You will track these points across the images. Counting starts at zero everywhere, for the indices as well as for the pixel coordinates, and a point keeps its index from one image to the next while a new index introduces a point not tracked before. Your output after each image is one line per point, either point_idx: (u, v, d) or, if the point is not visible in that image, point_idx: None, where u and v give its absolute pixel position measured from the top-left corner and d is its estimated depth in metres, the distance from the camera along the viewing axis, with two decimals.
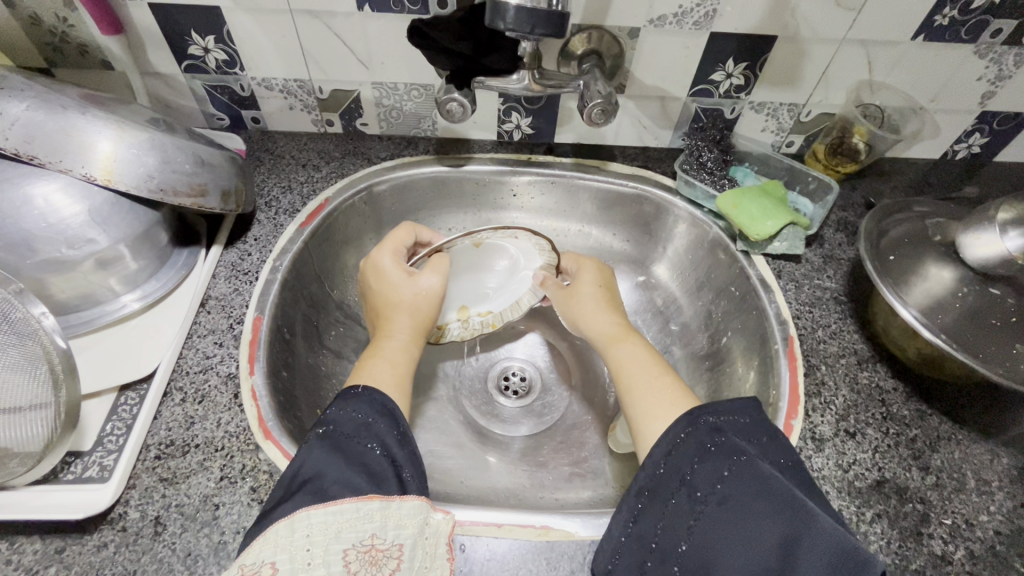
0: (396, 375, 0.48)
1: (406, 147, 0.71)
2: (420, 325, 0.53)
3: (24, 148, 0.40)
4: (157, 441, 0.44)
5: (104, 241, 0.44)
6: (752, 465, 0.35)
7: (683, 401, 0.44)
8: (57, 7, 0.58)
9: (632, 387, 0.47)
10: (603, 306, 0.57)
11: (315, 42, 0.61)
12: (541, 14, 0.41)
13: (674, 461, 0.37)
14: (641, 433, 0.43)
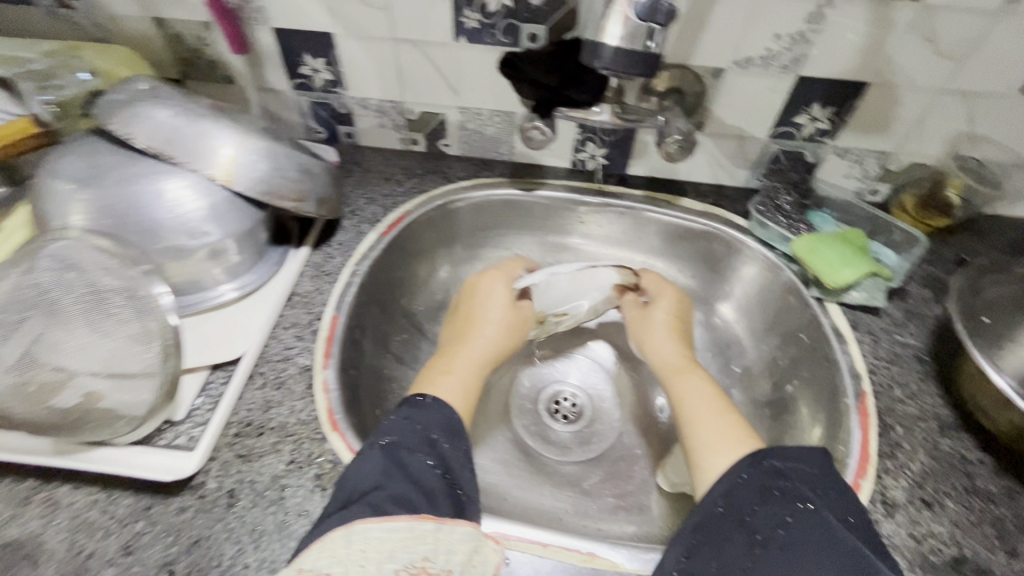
0: (462, 389, 0.50)
1: (484, 169, 0.74)
2: (499, 341, 0.55)
3: (164, 149, 0.46)
4: (239, 419, 0.48)
5: (217, 234, 0.49)
6: (818, 515, 0.34)
7: (746, 442, 0.43)
8: (197, 29, 0.66)
9: (692, 423, 0.46)
10: (672, 332, 0.57)
11: (412, 68, 0.66)
12: (637, 55, 0.43)
13: (734, 501, 0.37)
14: (701, 472, 0.43)
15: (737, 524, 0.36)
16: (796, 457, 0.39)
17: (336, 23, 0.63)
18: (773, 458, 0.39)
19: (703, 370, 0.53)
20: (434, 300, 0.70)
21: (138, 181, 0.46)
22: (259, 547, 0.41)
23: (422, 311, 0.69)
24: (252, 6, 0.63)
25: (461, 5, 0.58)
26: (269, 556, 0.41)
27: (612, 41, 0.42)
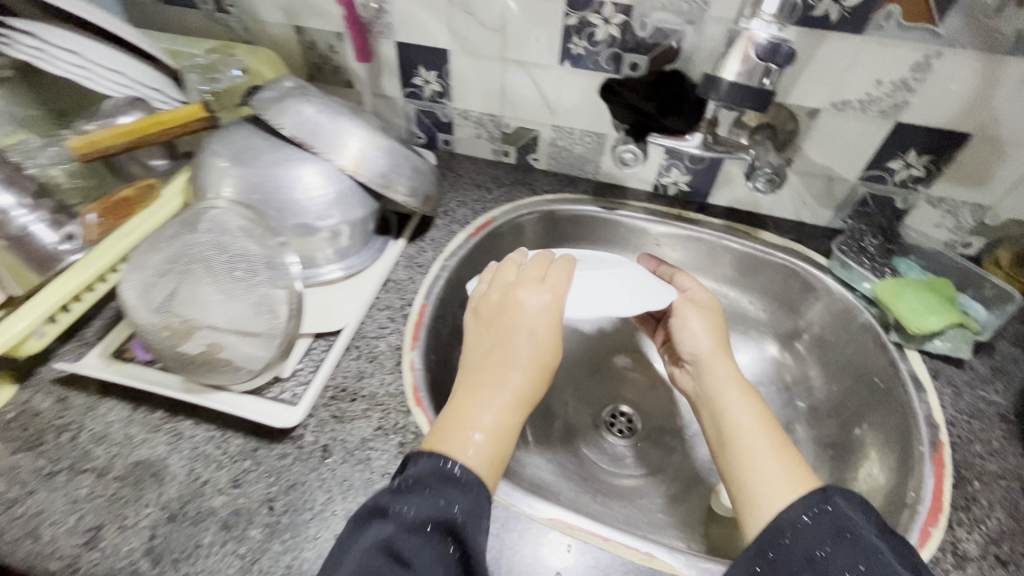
0: (491, 446, 0.42)
1: (568, 185, 0.78)
2: (533, 378, 0.46)
3: (307, 139, 0.53)
4: (335, 384, 0.54)
5: (338, 218, 0.56)
6: (890, 564, 0.34)
7: (804, 478, 0.42)
8: (331, 39, 0.75)
9: (746, 451, 0.45)
10: (720, 336, 0.56)
11: (516, 86, 0.71)
12: (752, 91, 0.46)
13: (801, 534, 0.37)
14: (754, 506, 0.42)
15: (807, 555, 0.36)
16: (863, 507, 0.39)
17: (453, 41, 0.69)
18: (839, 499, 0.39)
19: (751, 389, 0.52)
20: None
21: (283, 165, 0.53)
22: (346, 498, 0.46)
23: None
24: (382, 21, 0.70)
25: (570, 32, 0.63)
26: (354, 508, 0.45)
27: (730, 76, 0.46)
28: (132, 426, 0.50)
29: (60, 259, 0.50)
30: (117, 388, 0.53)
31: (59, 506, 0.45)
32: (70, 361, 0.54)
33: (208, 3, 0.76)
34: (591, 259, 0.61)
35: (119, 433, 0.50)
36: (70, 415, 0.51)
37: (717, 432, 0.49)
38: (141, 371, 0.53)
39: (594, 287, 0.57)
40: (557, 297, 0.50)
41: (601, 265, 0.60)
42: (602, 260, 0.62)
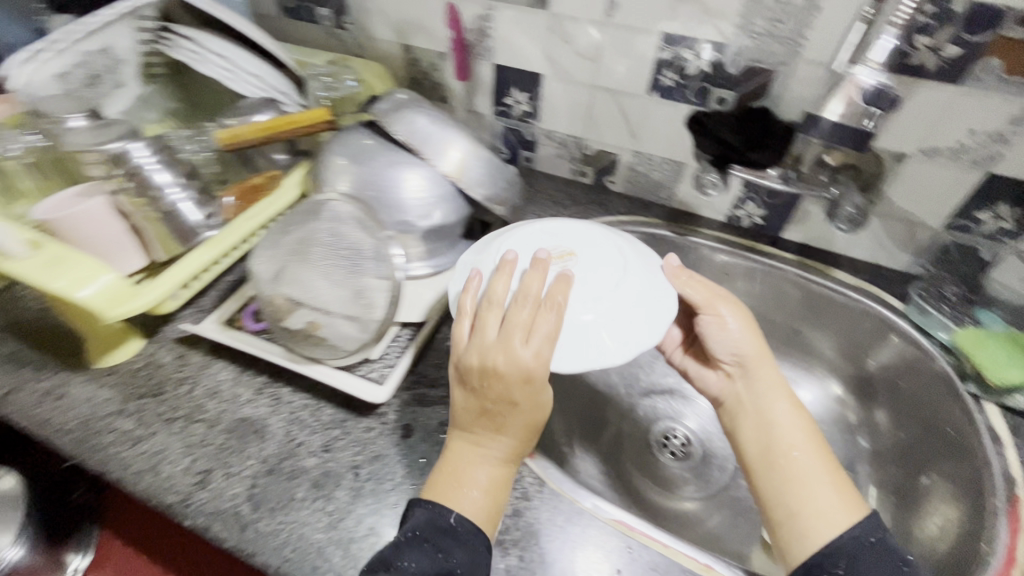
0: (489, 497, 0.44)
1: (642, 209, 0.82)
2: (525, 431, 0.45)
3: (418, 146, 0.59)
4: (418, 371, 0.58)
5: (436, 219, 0.61)
6: None
7: (854, 504, 0.42)
8: (434, 57, 0.81)
9: (796, 470, 0.44)
10: (751, 328, 0.52)
11: (602, 111, 0.75)
12: (851, 131, 0.58)
13: (854, 558, 0.39)
14: (798, 531, 0.42)
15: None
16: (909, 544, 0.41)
17: (548, 66, 0.74)
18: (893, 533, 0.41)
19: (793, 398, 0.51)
20: None
21: (396, 167, 0.59)
22: (424, 474, 0.50)
23: None
24: (484, 45, 0.76)
25: (662, 66, 0.67)
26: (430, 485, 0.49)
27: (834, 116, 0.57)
28: (239, 386, 0.56)
29: (197, 233, 0.57)
30: (228, 351, 0.60)
31: (176, 448, 0.51)
32: (191, 324, 0.61)
33: (330, 19, 0.84)
34: (585, 268, 0.51)
35: (228, 391, 0.56)
36: (187, 371, 0.58)
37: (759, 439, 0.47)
38: (250, 338, 0.59)
39: (597, 311, 0.49)
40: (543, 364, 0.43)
41: (599, 283, 0.50)
42: (599, 265, 0.52)
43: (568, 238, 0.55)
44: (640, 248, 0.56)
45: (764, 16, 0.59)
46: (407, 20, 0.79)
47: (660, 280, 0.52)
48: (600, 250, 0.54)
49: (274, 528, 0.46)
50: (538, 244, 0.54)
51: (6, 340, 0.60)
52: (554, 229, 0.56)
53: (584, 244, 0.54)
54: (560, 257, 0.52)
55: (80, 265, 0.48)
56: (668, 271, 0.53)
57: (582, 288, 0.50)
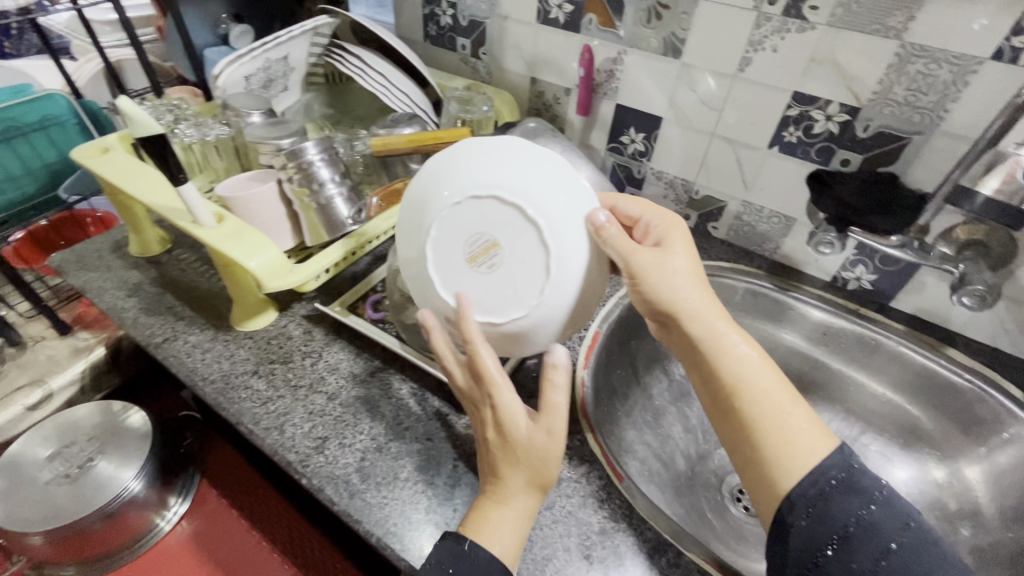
0: (508, 542, 0.42)
1: (743, 258, 0.82)
2: (519, 472, 0.44)
3: None
4: (517, 381, 0.62)
5: None
6: (919, 530, 0.38)
7: (823, 441, 0.41)
8: (559, 92, 0.87)
9: (757, 414, 0.42)
10: (683, 261, 0.48)
11: (717, 159, 0.78)
12: (1009, 209, 0.54)
13: (819, 511, 0.39)
14: (768, 482, 0.41)
15: (829, 532, 0.38)
16: (874, 482, 0.40)
17: (669, 111, 0.78)
18: (856, 471, 0.40)
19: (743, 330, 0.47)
20: (654, 355, 0.80)
21: None
22: None
23: (643, 359, 0.79)
24: (610, 85, 0.81)
25: (788, 122, 0.69)
26: None
27: (987, 192, 0.54)
28: (356, 367, 0.62)
29: (344, 225, 0.64)
30: (348, 333, 0.65)
31: (299, 413, 0.56)
32: (320, 304, 0.67)
33: (467, 49, 0.93)
34: (511, 261, 0.46)
35: (347, 369, 0.61)
36: (312, 345, 0.64)
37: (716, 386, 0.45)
38: (370, 325, 0.64)
39: (557, 297, 0.46)
40: (493, 397, 0.45)
41: (532, 272, 0.46)
42: (526, 252, 0.45)
43: (479, 217, 0.46)
44: (565, 200, 0.46)
45: (905, 85, 0.59)
46: (539, 55, 0.85)
47: (581, 248, 0.47)
48: (521, 226, 0.45)
49: (379, 501, 0.50)
50: (452, 235, 0.46)
51: (165, 296, 0.69)
52: (456, 212, 0.46)
53: (503, 218, 0.46)
54: (482, 253, 0.46)
55: (251, 240, 0.55)
56: (592, 236, 0.47)
57: (532, 281, 0.46)
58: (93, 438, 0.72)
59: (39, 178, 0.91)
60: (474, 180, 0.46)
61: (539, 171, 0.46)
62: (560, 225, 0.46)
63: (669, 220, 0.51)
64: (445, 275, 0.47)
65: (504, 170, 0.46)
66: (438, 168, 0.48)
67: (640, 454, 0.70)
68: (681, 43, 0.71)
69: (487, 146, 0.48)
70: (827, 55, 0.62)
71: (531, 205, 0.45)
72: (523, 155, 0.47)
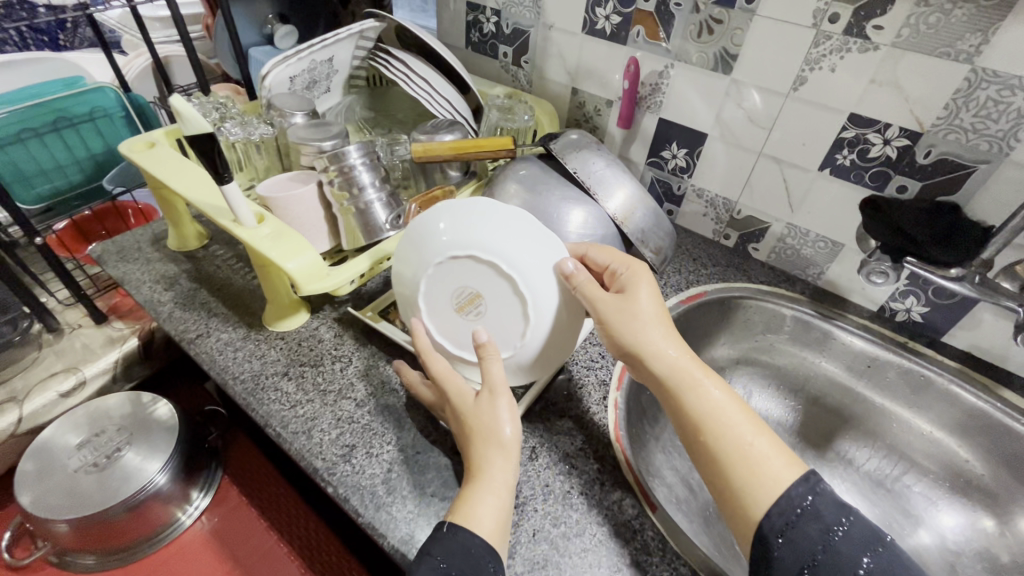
0: (493, 522, 0.44)
1: (784, 282, 0.80)
2: (482, 452, 0.47)
3: (592, 185, 0.62)
4: (547, 399, 0.60)
5: None
6: (890, 554, 0.39)
7: (790, 468, 0.43)
8: (600, 103, 0.86)
9: (724, 449, 0.44)
10: (650, 304, 0.51)
11: (763, 179, 0.75)
12: None
13: (790, 542, 0.40)
14: (741, 518, 0.42)
15: (797, 562, 0.39)
16: (837, 507, 0.41)
17: (715, 127, 0.75)
18: (817, 496, 0.41)
19: (712, 368, 0.49)
20: None
21: (569, 203, 0.62)
22: (547, 500, 0.51)
23: None
24: (654, 98, 0.79)
25: (842, 145, 0.66)
26: (551, 512, 0.50)
27: None
28: (386, 374, 0.61)
29: (380, 231, 0.63)
30: (379, 340, 0.65)
31: (327, 419, 0.56)
32: (353, 308, 0.67)
33: (509, 57, 0.92)
34: (493, 308, 0.51)
35: (376, 376, 0.60)
36: (342, 350, 0.63)
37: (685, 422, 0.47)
38: (402, 332, 0.63)
39: (537, 335, 0.52)
40: (448, 399, 0.51)
41: (511, 318, 0.51)
42: (506, 301, 0.51)
43: (460, 273, 0.51)
44: (534, 251, 0.51)
45: (974, 111, 0.56)
46: (582, 66, 0.84)
47: (552, 292, 0.52)
48: (498, 280, 0.50)
49: (405, 515, 0.49)
50: (440, 291, 0.52)
51: (201, 291, 0.69)
52: (440, 270, 0.52)
53: (481, 273, 0.51)
54: (468, 303, 0.52)
55: (289, 242, 0.55)
56: (562, 281, 0.51)
57: (512, 325, 0.52)
58: (121, 428, 0.72)
59: (85, 168, 0.93)
60: (450, 242, 0.51)
61: (508, 228, 0.51)
62: (533, 276, 0.50)
63: (631, 260, 0.53)
64: (438, 322, 0.54)
65: (476, 229, 0.51)
66: (417, 231, 0.53)
67: (668, 480, 0.67)
68: (733, 59, 0.69)
69: (458, 206, 0.53)
70: (890, 76, 0.60)
71: (503, 260, 0.50)
72: (491, 214, 0.52)
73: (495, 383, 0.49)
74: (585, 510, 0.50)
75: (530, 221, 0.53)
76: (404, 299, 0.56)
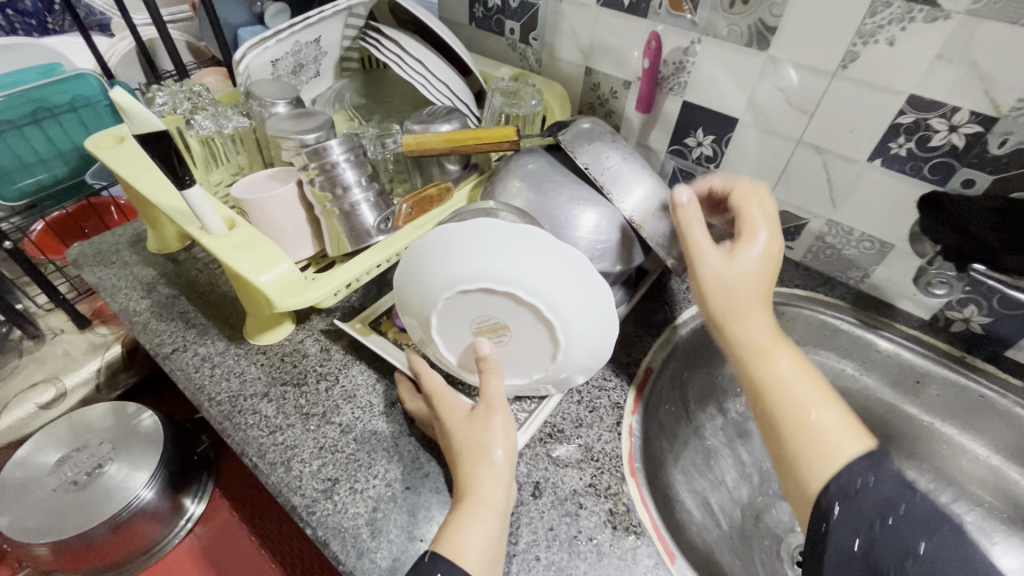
0: (485, 548, 0.37)
1: (822, 285, 0.72)
2: (476, 474, 0.41)
3: (606, 183, 0.54)
4: (553, 424, 0.54)
5: (616, 265, 0.56)
6: (953, 536, 0.33)
7: (856, 442, 0.38)
8: (617, 84, 0.77)
9: (786, 424, 0.40)
10: (756, 257, 0.45)
11: (802, 170, 0.66)
12: None
13: (842, 515, 0.35)
14: (797, 491, 0.39)
15: (847, 538, 0.34)
16: (905, 485, 0.35)
17: (748, 111, 0.67)
18: (881, 475, 0.36)
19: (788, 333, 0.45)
20: (709, 386, 0.71)
21: (580, 205, 0.54)
22: (549, 547, 0.45)
23: (696, 391, 0.70)
24: (678, 79, 0.70)
25: (898, 131, 0.57)
26: (555, 562, 0.44)
27: None
28: (376, 396, 0.55)
29: (369, 236, 0.56)
30: (369, 355, 0.59)
31: (308, 448, 0.50)
32: (341, 320, 0.61)
33: (516, 33, 0.83)
34: (518, 338, 0.46)
35: (364, 397, 0.55)
36: (329, 366, 0.57)
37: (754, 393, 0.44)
38: (391, 346, 0.56)
39: (555, 374, 0.48)
40: (440, 416, 0.45)
41: (532, 353, 0.47)
42: (536, 335, 0.45)
43: (495, 304, 0.44)
44: (578, 289, 0.43)
45: None
46: (597, 42, 0.75)
47: (589, 341, 0.46)
48: (534, 319, 0.44)
49: (390, 563, 0.44)
50: (459, 314, 0.45)
51: (181, 299, 0.64)
52: (475, 294, 0.43)
53: (515, 309, 0.44)
54: (490, 330, 0.46)
55: (261, 251, 0.49)
56: (600, 323, 0.46)
57: (533, 358, 0.47)
58: (105, 441, 0.69)
59: (70, 161, 0.88)
60: (483, 269, 0.42)
61: (567, 278, 0.43)
62: (575, 323, 0.44)
63: (748, 200, 0.48)
64: (453, 342, 0.48)
65: (532, 267, 0.42)
66: (458, 243, 0.44)
67: (687, 505, 0.60)
68: (771, 32, 0.60)
69: (520, 233, 0.43)
70: (962, 51, 0.50)
71: (550, 307, 0.43)
72: (537, 240, 0.43)
73: (490, 398, 0.43)
74: (594, 560, 0.44)
75: (591, 272, 0.45)
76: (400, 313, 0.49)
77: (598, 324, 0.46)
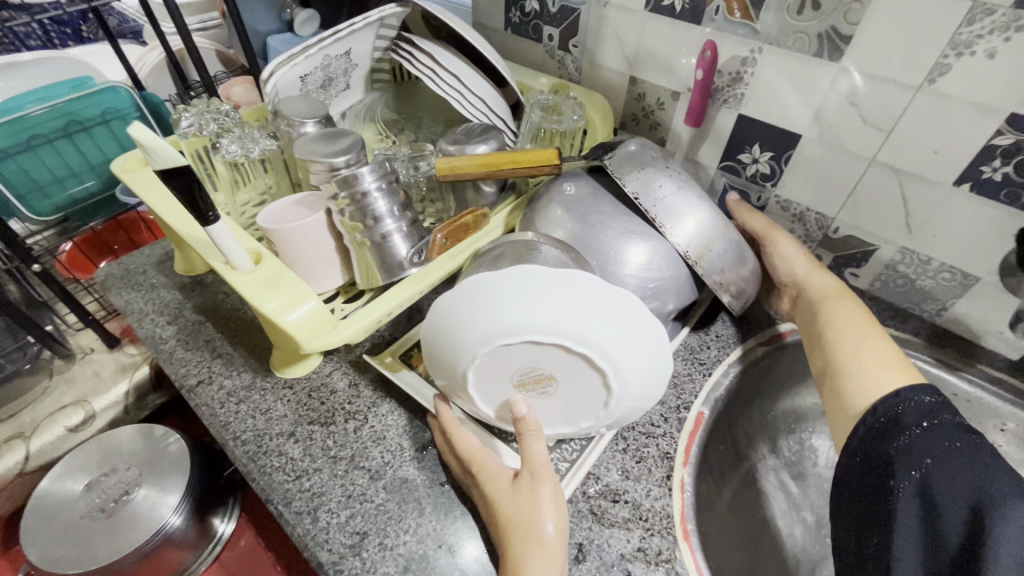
0: None
1: (892, 318, 0.65)
2: (527, 549, 0.37)
3: (660, 215, 0.49)
4: (596, 475, 0.49)
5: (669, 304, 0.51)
6: (966, 453, 0.38)
7: (899, 364, 0.45)
8: (664, 95, 0.71)
9: (834, 340, 0.50)
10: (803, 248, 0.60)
11: (874, 193, 0.60)
12: None
13: (869, 437, 0.41)
14: (840, 394, 0.46)
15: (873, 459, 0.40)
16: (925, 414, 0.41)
17: (813, 128, 0.60)
18: (904, 406, 0.41)
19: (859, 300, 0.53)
20: (763, 425, 0.66)
21: (631, 240, 0.50)
22: None
23: (749, 430, 0.64)
24: (733, 91, 0.64)
25: (992, 154, 0.50)
26: None
27: None
28: (406, 438, 0.52)
29: (401, 269, 0.52)
30: (400, 392, 0.55)
31: (337, 498, 0.47)
32: (369, 353, 0.58)
33: (555, 40, 0.78)
34: (564, 391, 0.42)
35: (395, 442, 0.51)
36: (356, 405, 0.54)
37: (809, 327, 0.54)
38: (423, 385, 0.53)
39: (608, 419, 0.44)
40: (481, 482, 0.41)
41: (583, 400, 0.42)
42: (586, 384, 0.41)
43: (541, 355, 0.39)
44: (637, 340, 0.40)
45: None
46: (643, 50, 0.69)
47: (644, 388, 0.42)
48: (585, 368, 0.40)
49: None
50: (497, 367, 0.41)
51: (206, 326, 0.62)
52: (518, 346, 0.39)
53: (564, 360, 0.40)
54: (533, 382, 0.41)
55: (288, 288, 0.46)
56: (657, 371, 0.41)
57: (585, 404, 0.43)
58: (131, 466, 0.68)
59: (102, 174, 0.87)
60: (529, 320, 0.38)
61: (621, 325, 0.39)
62: (630, 372, 0.40)
63: None
64: (489, 396, 0.43)
65: (581, 315, 0.38)
66: (496, 290, 0.39)
67: (741, 560, 0.55)
68: (845, 40, 0.53)
69: (565, 276, 0.39)
70: None
71: (603, 356, 0.39)
72: (587, 287, 0.39)
73: (535, 465, 0.40)
74: None
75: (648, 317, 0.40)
76: (429, 360, 0.44)
77: (654, 373, 0.42)
